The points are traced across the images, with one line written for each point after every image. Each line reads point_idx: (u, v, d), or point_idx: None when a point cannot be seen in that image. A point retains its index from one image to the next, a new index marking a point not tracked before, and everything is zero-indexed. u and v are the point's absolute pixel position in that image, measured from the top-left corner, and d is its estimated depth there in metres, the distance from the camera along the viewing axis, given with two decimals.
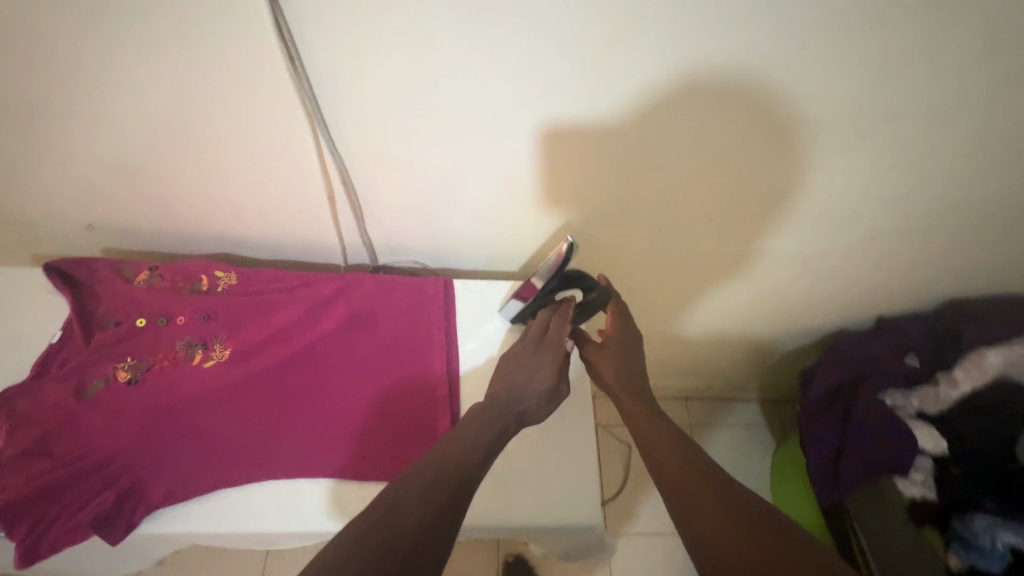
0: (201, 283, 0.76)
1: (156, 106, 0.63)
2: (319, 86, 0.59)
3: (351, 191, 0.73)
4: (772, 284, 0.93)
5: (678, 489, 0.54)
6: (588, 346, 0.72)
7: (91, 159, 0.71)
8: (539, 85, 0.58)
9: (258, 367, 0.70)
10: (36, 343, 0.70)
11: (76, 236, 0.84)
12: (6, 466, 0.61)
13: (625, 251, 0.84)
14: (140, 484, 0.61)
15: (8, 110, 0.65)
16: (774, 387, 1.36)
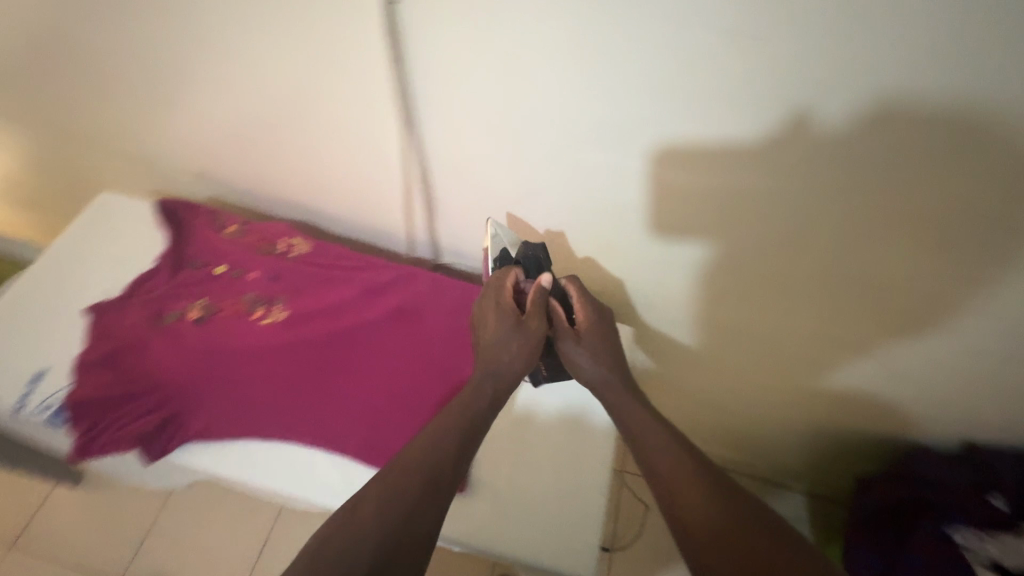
0: (277, 247, 0.82)
1: (273, 81, 0.69)
2: (415, 81, 0.62)
3: (426, 188, 0.76)
4: (838, 377, 0.84)
5: (673, 486, 0.49)
6: (561, 332, 0.63)
7: (212, 116, 0.79)
8: (621, 119, 0.57)
9: (306, 336, 0.74)
10: (131, 266, 0.79)
11: (193, 181, 0.94)
12: (82, 368, 0.69)
13: (680, 304, 0.80)
14: (181, 415, 0.67)
15: (158, 63, 0.74)
16: (824, 485, 1.23)
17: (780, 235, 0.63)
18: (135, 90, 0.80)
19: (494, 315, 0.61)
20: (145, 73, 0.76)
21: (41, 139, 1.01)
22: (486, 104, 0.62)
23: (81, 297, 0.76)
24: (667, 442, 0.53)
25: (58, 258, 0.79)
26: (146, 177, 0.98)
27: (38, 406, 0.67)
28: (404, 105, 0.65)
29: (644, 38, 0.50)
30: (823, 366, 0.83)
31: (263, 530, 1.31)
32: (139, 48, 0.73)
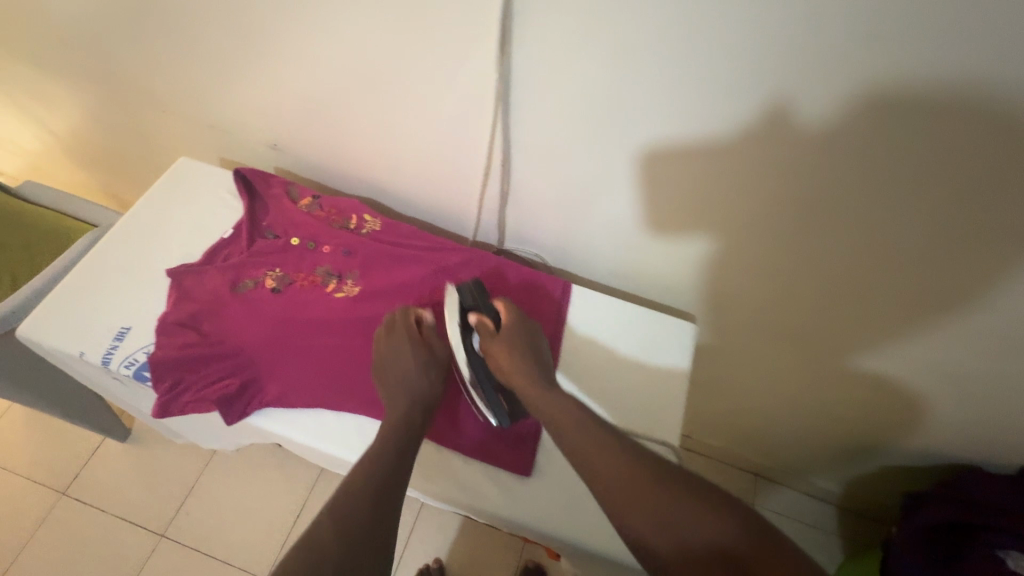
0: (350, 222, 0.83)
1: (372, 57, 0.72)
2: (517, 65, 0.63)
3: (507, 172, 0.77)
4: (899, 387, 0.84)
5: (623, 495, 0.49)
6: (482, 337, 0.67)
7: (302, 88, 0.82)
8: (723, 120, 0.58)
9: (378, 312, 0.75)
10: (210, 232, 0.81)
11: (269, 153, 0.97)
12: (165, 328, 0.71)
13: (746, 300, 0.81)
14: (258, 381, 0.69)
15: (259, 34, 0.76)
16: (860, 497, 1.24)
17: (872, 236, 0.63)
18: (229, 59, 0.83)
19: (430, 332, 0.69)
20: (243, 43, 0.79)
21: (116, 103, 1.03)
22: (582, 97, 0.63)
23: (164, 259, 0.78)
24: (600, 445, 0.53)
25: (139, 219, 0.81)
26: (222, 148, 1.01)
27: (124, 362, 0.69)
28: (501, 91, 0.67)
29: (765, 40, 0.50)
30: (886, 373, 0.83)
31: (300, 497, 1.34)
32: (243, 18, 0.75)
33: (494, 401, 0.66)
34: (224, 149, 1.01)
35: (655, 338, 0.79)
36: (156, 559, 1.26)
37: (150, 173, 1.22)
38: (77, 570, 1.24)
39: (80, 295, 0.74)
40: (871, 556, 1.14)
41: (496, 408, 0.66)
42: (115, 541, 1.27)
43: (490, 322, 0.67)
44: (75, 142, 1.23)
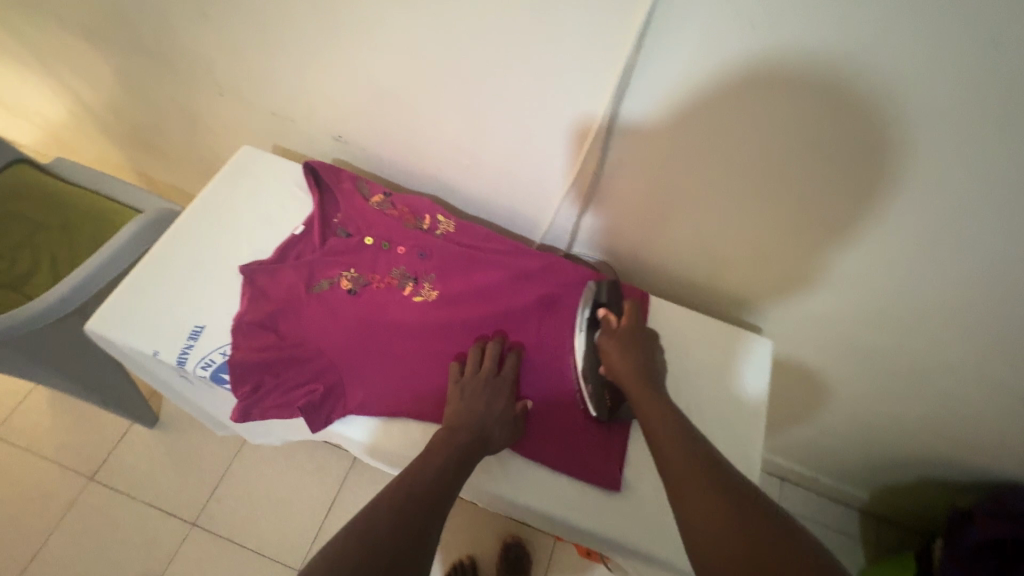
0: (423, 222, 0.80)
1: (474, 57, 0.70)
2: (638, 76, 0.63)
3: (595, 179, 0.77)
4: (955, 404, 0.87)
5: (680, 479, 0.51)
6: (606, 332, 0.69)
7: (381, 83, 0.80)
8: (845, 148, 0.59)
9: (457, 317, 0.73)
10: (280, 226, 0.78)
11: (333, 146, 0.94)
12: (242, 329, 0.68)
13: (820, 312, 0.82)
14: (340, 387, 0.67)
15: (349, 28, 0.74)
16: (882, 502, 1.32)
17: (977, 261, 0.63)
18: (308, 50, 0.80)
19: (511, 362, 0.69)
20: (328, 35, 0.76)
21: (165, 82, 0.99)
22: (696, 114, 0.64)
23: (233, 253, 0.75)
24: (674, 438, 0.55)
25: (204, 211, 0.78)
26: (280, 137, 0.98)
27: (200, 363, 0.67)
28: (612, 103, 0.66)
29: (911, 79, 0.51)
30: (951, 387, 0.85)
31: (334, 487, 1.33)
32: (335, 12, 0.72)
33: (601, 395, 0.68)
34: (282, 138, 0.98)
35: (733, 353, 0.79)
36: (188, 548, 1.24)
37: (188, 154, 1.18)
38: (106, 557, 1.21)
39: (148, 289, 0.71)
40: (903, 561, 1.18)
41: (600, 401, 0.68)
42: (145, 528, 1.25)
43: (614, 320, 0.69)
44: (109, 119, 1.19)
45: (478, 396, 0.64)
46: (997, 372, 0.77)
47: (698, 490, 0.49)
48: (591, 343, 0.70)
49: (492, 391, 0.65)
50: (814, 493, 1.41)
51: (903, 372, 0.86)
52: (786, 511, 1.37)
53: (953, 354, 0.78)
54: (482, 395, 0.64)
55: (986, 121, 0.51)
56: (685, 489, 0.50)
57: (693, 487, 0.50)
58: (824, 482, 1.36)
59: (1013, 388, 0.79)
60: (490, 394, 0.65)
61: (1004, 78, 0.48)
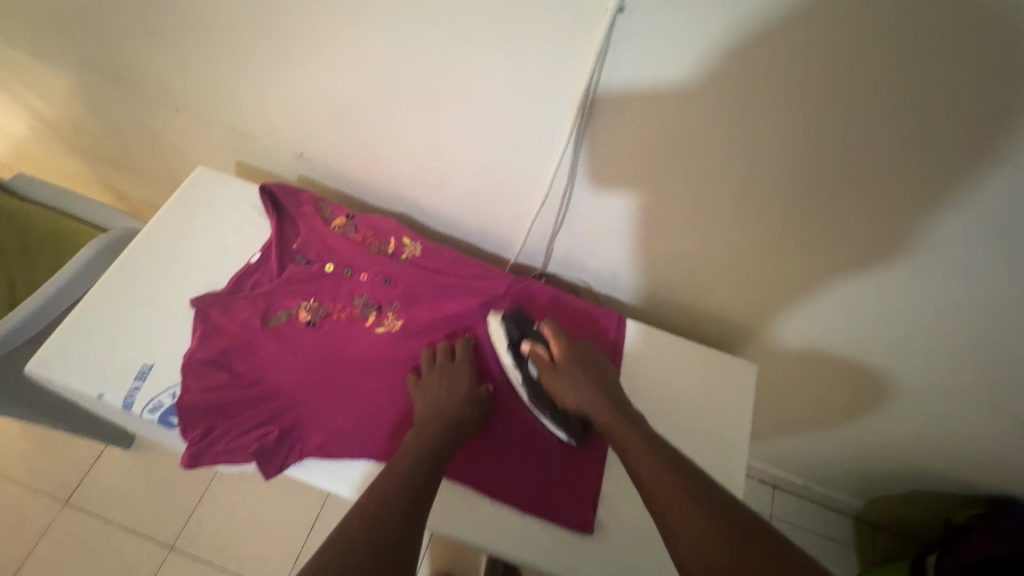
0: (388, 245, 0.76)
1: (433, 74, 0.66)
2: (604, 96, 0.59)
3: (566, 199, 0.74)
4: (947, 421, 0.85)
5: (661, 493, 0.49)
6: (538, 367, 0.66)
7: (339, 99, 0.76)
8: (823, 168, 0.57)
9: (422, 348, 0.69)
10: (236, 254, 0.74)
11: (298, 164, 0.90)
12: (193, 368, 0.65)
13: (807, 330, 0.79)
14: (297, 428, 0.63)
15: (301, 44, 0.70)
16: (875, 510, 1.29)
17: (964, 283, 0.60)
18: (261, 66, 0.75)
19: (462, 348, 0.68)
20: (280, 52, 0.72)
21: (120, 98, 0.95)
22: (666, 135, 0.60)
23: (186, 284, 0.71)
24: (649, 451, 0.53)
25: (155, 239, 0.74)
26: (243, 154, 0.94)
27: (147, 406, 0.63)
28: (578, 122, 0.63)
29: (894, 97, 0.48)
30: (943, 404, 0.82)
31: (317, 506, 1.30)
32: (286, 27, 0.68)
33: (567, 422, 0.65)
34: (244, 156, 0.94)
35: (716, 378, 0.75)
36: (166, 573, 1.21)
37: (153, 170, 1.14)
38: None
39: (94, 327, 0.67)
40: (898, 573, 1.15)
41: (568, 425, 0.65)
42: (122, 553, 1.22)
43: (544, 352, 0.66)
44: (70, 135, 1.14)
45: (439, 410, 0.61)
46: (988, 389, 0.75)
47: (683, 504, 0.48)
48: (529, 377, 0.67)
49: (451, 405, 0.62)
50: (807, 501, 1.38)
51: (891, 387, 0.83)
52: (778, 521, 1.34)
53: (941, 371, 0.75)
54: (445, 406, 0.61)
55: (974, 141, 0.48)
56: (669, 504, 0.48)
57: (674, 498, 0.48)
58: (817, 491, 1.33)
59: (1004, 405, 0.76)
60: (454, 404, 0.62)
61: (994, 97, 0.44)
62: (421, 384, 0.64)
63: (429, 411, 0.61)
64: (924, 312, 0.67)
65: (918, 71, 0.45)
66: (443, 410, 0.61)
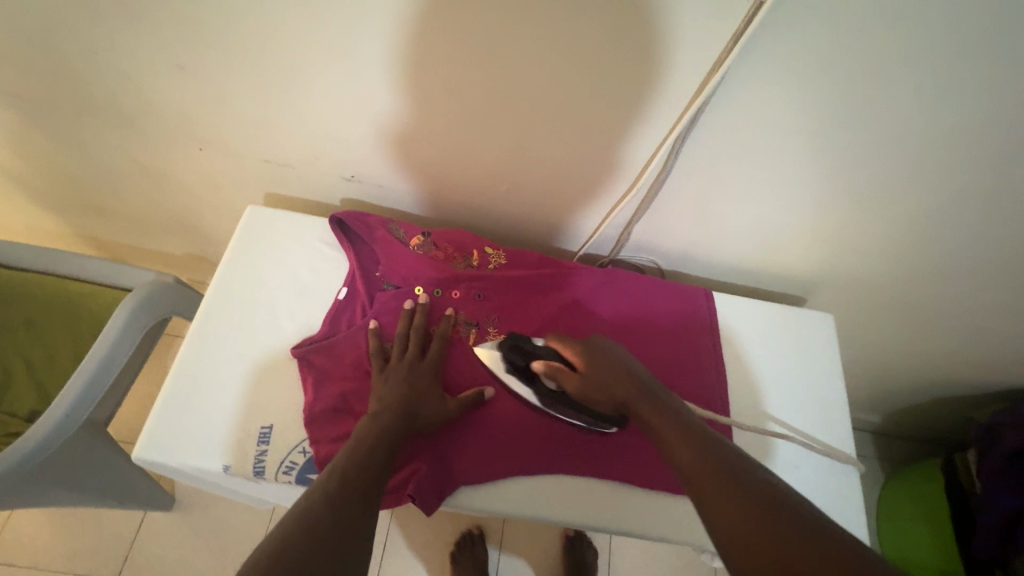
0: (472, 258, 0.75)
1: (517, 85, 0.64)
2: (716, 92, 0.61)
3: (651, 191, 0.77)
4: (971, 329, 0.98)
5: (699, 478, 0.44)
6: (560, 380, 0.61)
7: (402, 117, 0.72)
8: (907, 132, 0.63)
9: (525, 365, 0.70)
10: (320, 293, 0.71)
11: (346, 188, 0.87)
12: (318, 418, 0.62)
13: (858, 271, 0.89)
14: (443, 460, 0.62)
15: (367, 70, 0.65)
16: (893, 423, 1.43)
17: (1006, 209, 0.71)
18: (316, 96, 0.71)
19: (436, 344, 0.67)
20: (341, 79, 0.67)
21: (120, 142, 0.85)
22: (765, 121, 0.64)
23: (278, 334, 0.68)
24: (684, 435, 0.48)
25: (228, 292, 0.69)
26: (279, 185, 0.89)
27: (281, 469, 0.59)
28: (684, 119, 0.64)
29: (991, 60, 0.53)
30: (971, 315, 0.95)
31: (384, 527, 1.26)
32: (352, 55, 0.64)
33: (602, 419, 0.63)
34: (281, 186, 0.89)
35: (801, 330, 0.82)
36: None
37: (152, 211, 1.03)
38: None
39: (191, 395, 0.62)
40: (928, 473, 1.29)
41: (608, 421, 0.63)
42: None
43: (561, 365, 0.61)
44: (44, 188, 1.01)
45: (400, 399, 0.60)
46: (1009, 296, 0.88)
47: (730, 494, 0.41)
48: (551, 394, 0.63)
49: (412, 399, 0.60)
50: None
51: (927, 308, 0.95)
52: None
53: (971, 288, 0.88)
54: (407, 398, 0.60)
55: None
56: (698, 474, 0.44)
57: (712, 478, 0.43)
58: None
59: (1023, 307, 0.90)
60: (427, 402, 0.61)
61: None
62: (387, 371, 0.63)
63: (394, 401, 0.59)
64: (964, 240, 0.78)
65: (1010, 44, 0.52)
66: (411, 405, 0.60)
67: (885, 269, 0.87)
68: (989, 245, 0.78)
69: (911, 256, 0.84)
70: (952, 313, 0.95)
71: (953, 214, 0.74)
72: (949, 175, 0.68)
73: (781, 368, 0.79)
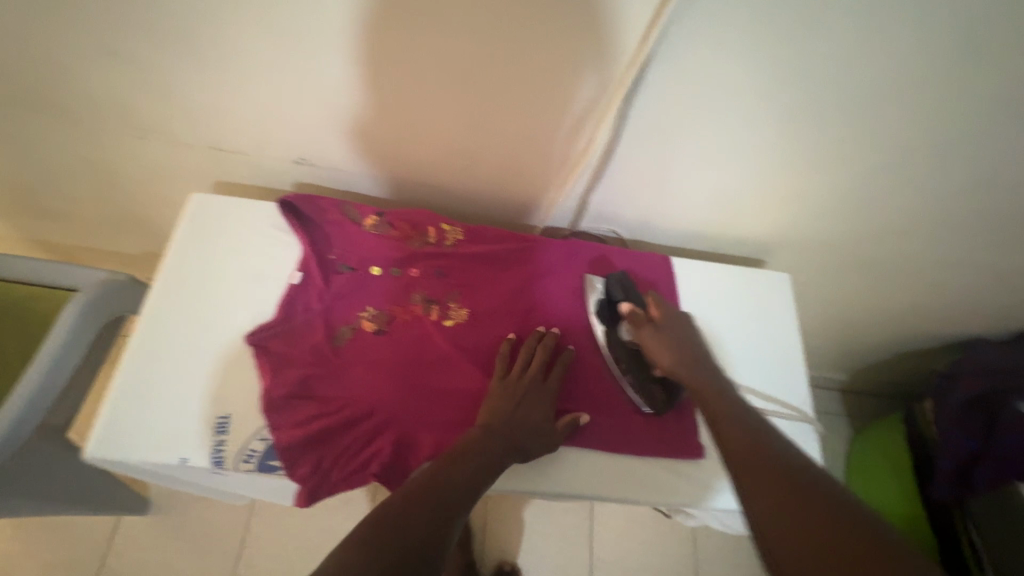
0: (429, 235, 0.74)
1: (457, 56, 0.62)
2: (659, 53, 0.60)
3: (605, 159, 0.76)
4: (927, 281, 1.01)
5: (743, 462, 0.49)
6: (634, 325, 0.67)
7: (345, 94, 0.69)
8: (849, 86, 0.63)
9: (596, 377, 0.69)
10: (273, 280, 0.69)
11: (297, 172, 0.85)
12: (277, 405, 0.60)
13: (815, 230, 0.91)
14: (407, 438, 0.61)
15: (299, 45, 0.63)
16: (859, 379, 1.48)
17: (951, 159, 0.73)
18: (251, 76, 0.68)
19: (540, 351, 0.66)
20: (274, 57, 0.64)
21: (53, 136, 0.81)
22: (710, 82, 0.64)
23: (232, 322, 0.66)
24: (733, 424, 0.53)
25: (176, 283, 0.67)
26: (228, 172, 0.86)
27: (241, 458, 0.58)
28: (629, 83, 0.63)
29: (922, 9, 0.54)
30: (925, 268, 0.98)
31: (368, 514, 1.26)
32: (281, 30, 0.61)
33: (650, 393, 0.67)
34: (230, 173, 0.86)
35: (760, 290, 0.84)
36: None
37: (100, 209, 0.99)
38: None
39: (145, 390, 0.61)
40: (892, 424, 1.34)
41: (652, 398, 0.67)
42: None
43: (643, 313, 0.68)
44: None
45: (510, 416, 0.60)
46: (960, 245, 0.91)
47: (769, 482, 0.45)
48: (620, 340, 0.69)
49: (523, 414, 0.61)
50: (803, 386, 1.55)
51: (884, 262, 0.97)
52: None
53: (923, 240, 0.90)
54: (518, 415, 0.60)
55: (976, 44, 0.57)
56: (747, 464, 0.48)
57: (757, 463, 0.48)
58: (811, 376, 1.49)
59: (972, 256, 0.93)
60: (530, 433, 0.60)
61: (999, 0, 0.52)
62: (505, 381, 0.63)
63: (499, 423, 0.59)
64: (913, 192, 0.80)
65: None
66: (514, 428, 0.59)
67: (841, 226, 0.89)
68: (938, 197, 0.80)
69: (866, 212, 0.85)
70: (907, 267, 0.98)
71: (902, 167, 0.75)
72: (896, 128, 0.69)
73: (741, 329, 0.80)
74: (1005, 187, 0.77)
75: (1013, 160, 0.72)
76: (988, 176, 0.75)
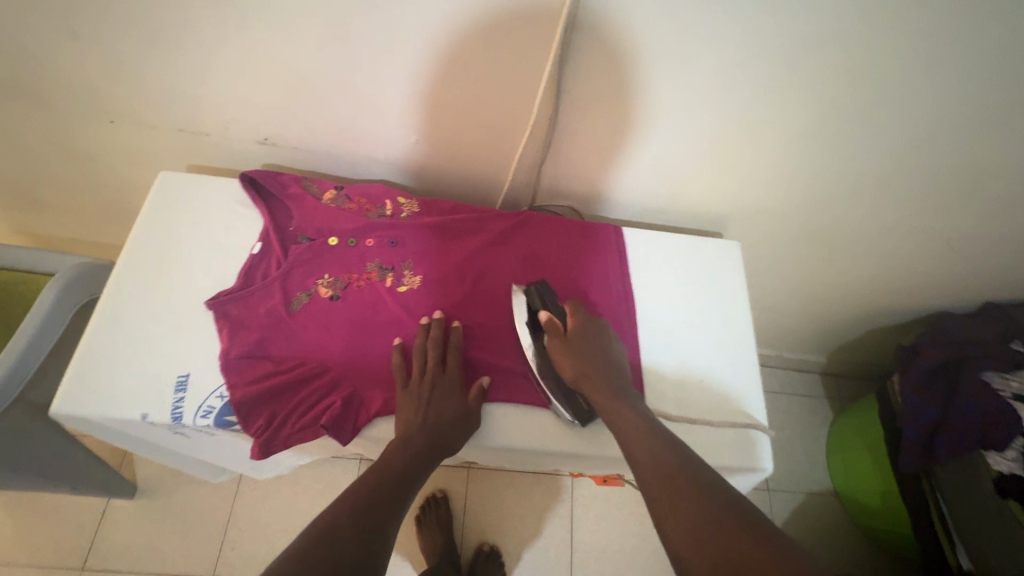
0: (385, 208, 0.78)
1: (397, 32, 0.66)
2: (582, 20, 0.63)
3: (551, 131, 0.79)
4: (883, 253, 1.03)
5: (652, 475, 0.51)
6: (551, 335, 0.67)
7: (299, 72, 0.73)
8: (773, 53, 0.66)
9: (507, 349, 0.70)
10: (234, 250, 0.73)
11: (265, 155, 0.89)
12: (234, 364, 0.64)
13: (768, 203, 0.93)
14: (356, 394, 0.64)
15: (250, 25, 0.66)
16: (835, 360, 1.50)
17: (885, 126, 0.75)
18: (210, 58, 0.72)
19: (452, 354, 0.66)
20: (228, 37, 0.69)
21: (32, 125, 0.85)
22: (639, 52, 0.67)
23: (194, 289, 0.70)
24: (641, 435, 0.56)
25: (143, 254, 0.71)
26: (200, 155, 0.90)
27: (199, 412, 0.62)
28: (558, 52, 0.66)
29: None
30: (879, 240, 1.00)
31: None
32: (231, 10, 0.65)
33: (573, 399, 0.65)
34: (202, 156, 0.90)
35: (711, 259, 0.86)
36: None
37: (83, 198, 1.04)
38: None
39: (110, 351, 0.64)
40: (866, 403, 1.35)
41: (576, 407, 0.65)
42: None
43: (558, 322, 0.67)
44: None
45: (424, 419, 0.61)
46: (910, 215, 0.93)
47: (675, 492, 0.49)
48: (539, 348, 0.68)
49: (441, 415, 0.62)
50: (781, 369, 1.57)
51: (839, 235, 1.00)
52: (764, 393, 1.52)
53: (874, 210, 0.92)
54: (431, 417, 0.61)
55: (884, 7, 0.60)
56: (657, 477, 0.51)
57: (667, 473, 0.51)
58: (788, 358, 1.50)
59: (923, 226, 0.95)
60: (451, 425, 0.62)
61: None
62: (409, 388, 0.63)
63: (416, 427, 0.60)
64: (855, 161, 0.82)
65: None
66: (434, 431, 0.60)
67: (793, 197, 0.91)
68: (880, 163, 0.82)
69: (813, 183, 0.88)
70: (862, 239, 1.00)
71: (841, 135, 0.78)
72: (826, 93, 0.71)
73: (691, 295, 0.83)
74: (943, 154, 0.79)
75: (946, 120, 0.73)
76: (923, 143, 0.77)
